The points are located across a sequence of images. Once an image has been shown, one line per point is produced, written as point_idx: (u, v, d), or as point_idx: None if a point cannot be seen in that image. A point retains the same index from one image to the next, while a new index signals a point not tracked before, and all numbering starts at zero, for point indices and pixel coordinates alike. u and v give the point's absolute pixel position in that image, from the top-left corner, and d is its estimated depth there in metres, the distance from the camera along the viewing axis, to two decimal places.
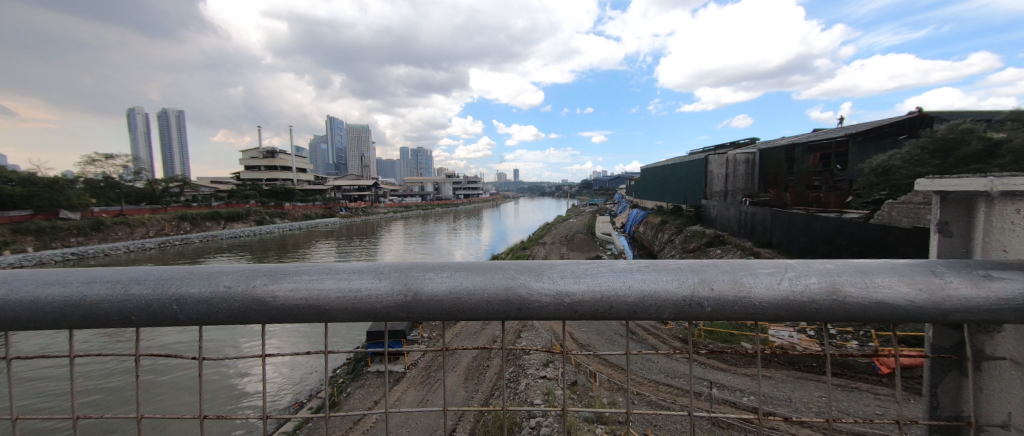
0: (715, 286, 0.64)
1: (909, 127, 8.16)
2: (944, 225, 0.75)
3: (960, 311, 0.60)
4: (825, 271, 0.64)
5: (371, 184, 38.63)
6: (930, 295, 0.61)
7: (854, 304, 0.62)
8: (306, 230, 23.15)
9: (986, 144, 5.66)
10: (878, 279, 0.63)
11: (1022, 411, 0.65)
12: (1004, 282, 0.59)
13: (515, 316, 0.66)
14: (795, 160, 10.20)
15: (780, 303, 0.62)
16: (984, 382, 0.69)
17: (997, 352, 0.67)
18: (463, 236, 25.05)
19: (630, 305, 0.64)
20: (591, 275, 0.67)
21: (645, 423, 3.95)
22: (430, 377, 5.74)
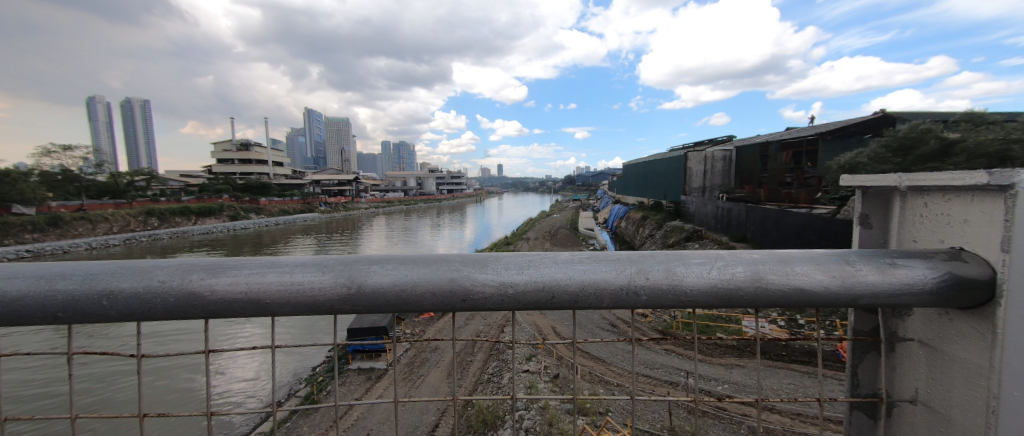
0: (650, 276, 0.67)
1: (873, 127, 8.57)
2: (865, 217, 0.79)
3: (869, 296, 0.64)
4: (751, 260, 0.67)
5: (352, 180, 37.78)
6: (843, 281, 0.64)
7: (774, 290, 0.66)
8: (284, 226, 22.50)
9: (942, 144, 6.03)
10: (796, 267, 0.66)
11: (927, 387, 0.70)
12: (907, 268, 0.64)
13: (461, 307, 0.67)
14: (768, 158, 10.57)
15: (710, 290, 0.66)
16: (895, 361, 0.76)
17: (907, 334, 0.73)
18: (446, 232, 24.89)
19: (571, 295, 0.66)
20: (533, 266, 0.68)
21: (624, 413, 4.07)
22: (412, 373, 5.69)
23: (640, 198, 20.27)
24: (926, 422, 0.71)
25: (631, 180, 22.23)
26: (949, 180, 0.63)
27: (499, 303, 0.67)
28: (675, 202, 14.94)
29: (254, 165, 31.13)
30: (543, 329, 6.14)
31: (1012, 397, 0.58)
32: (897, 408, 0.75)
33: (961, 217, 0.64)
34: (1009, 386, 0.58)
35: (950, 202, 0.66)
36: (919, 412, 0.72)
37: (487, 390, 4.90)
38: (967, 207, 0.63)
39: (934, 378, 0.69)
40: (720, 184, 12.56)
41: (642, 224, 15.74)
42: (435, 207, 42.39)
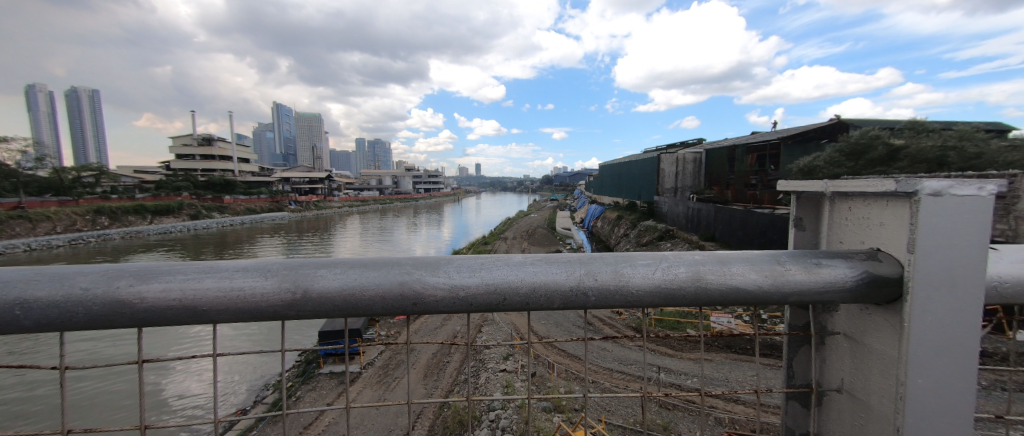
0: (599, 277, 0.69)
1: (829, 133, 9.15)
2: (799, 220, 0.85)
3: (796, 293, 0.69)
4: (692, 261, 0.71)
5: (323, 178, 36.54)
6: (774, 280, 0.69)
7: (713, 289, 0.70)
8: (250, 225, 21.51)
9: (889, 150, 6.60)
10: (733, 266, 0.70)
11: (851, 377, 0.76)
12: (830, 267, 0.69)
13: (412, 310, 0.67)
14: (735, 161, 11.06)
15: (653, 290, 0.69)
16: (825, 353, 0.81)
17: (834, 328, 0.79)
18: (423, 232, 24.55)
19: (522, 296, 0.67)
20: (485, 268, 0.68)
21: (598, 409, 4.14)
22: (387, 376, 5.58)
23: (614, 198, 20.76)
24: (851, 411, 0.76)
25: (607, 180, 22.67)
26: (865, 187, 0.68)
27: (451, 306, 0.67)
28: (648, 202, 15.36)
29: (217, 162, 29.56)
30: (520, 329, 6.19)
31: (914, 384, 0.64)
32: (826, 397, 0.81)
33: (879, 220, 0.69)
34: (914, 373, 0.64)
35: (868, 207, 0.71)
36: (844, 400, 0.78)
37: (464, 391, 4.87)
38: (880, 211, 0.68)
39: (855, 368, 0.75)
40: (690, 185, 12.99)
41: (617, 224, 16.10)
42: (411, 206, 41.76)
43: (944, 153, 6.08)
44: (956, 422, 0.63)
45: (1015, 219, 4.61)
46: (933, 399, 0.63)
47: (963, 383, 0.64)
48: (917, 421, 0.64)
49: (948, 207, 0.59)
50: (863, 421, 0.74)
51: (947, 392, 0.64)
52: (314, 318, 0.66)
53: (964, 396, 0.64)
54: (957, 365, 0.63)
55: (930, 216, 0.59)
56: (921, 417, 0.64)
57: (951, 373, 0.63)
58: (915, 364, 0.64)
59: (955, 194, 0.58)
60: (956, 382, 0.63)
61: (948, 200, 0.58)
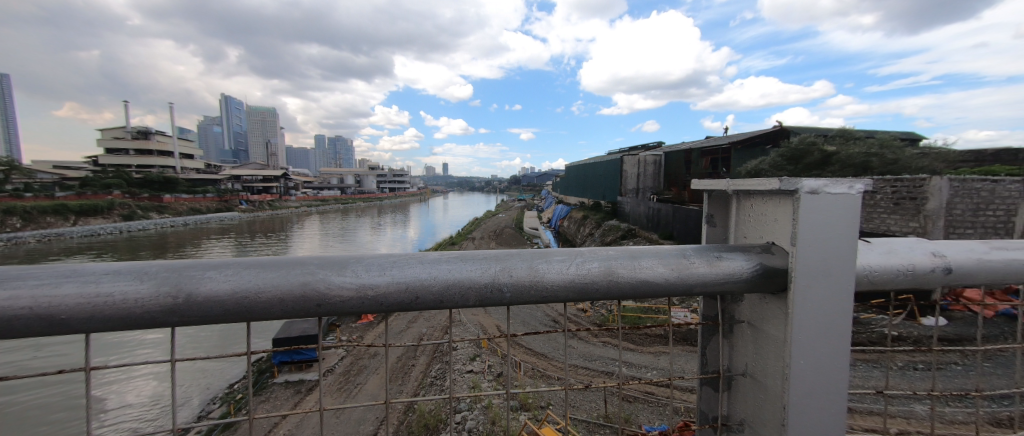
0: (514, 273, 0.68)
1: (774, 138, 9.92)
2: (711, 217, 0.91)
3: (700, 284, 0.73)
4: (605, 256, 0.72)
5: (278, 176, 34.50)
6: (678, 272, 0.72)
7: (624, 283, 0.72)
8: (194, 227, 19.86)
9: (823, 155, 7.30)
10: (642, 261, 0.73)
11: (752, 360, 0.81)
12: (730, 260, 0.73)
13: (315, 312, 0.63)
14: (691, 163, 11.69)
15: (566, 285, 0.69)
16: (731, 340, 0.85)
17: (739, 316, 0.84)
18: (387, 232, 23.87)
19: (435, 294, 0.65)
20: (396, 267, 0.66)
21: (563, 405, 4.22)
22: (348, 382, 5.38)
23: (580, 198, 21.26)
24: (752, 395, 0.81)
25: (573, 181, 23.18)
26: (759, 186, 0.74)
27: (358, 306, 0.64)
28: (612, 202, 15.87)
29: (155, 158, 27.11)
30: (487, 328, 6.17)
31: (796, 363, 0.71)
32: (733, 380, 0.85)
33: (773, 217, 0.75)
34: (796, 354, 0.70)
35: (765, 204, 0.77)
36: (746, 383, 0.83)
37: (430, 394, 4.80)
38: (771, 209, 0.74)
39: (755, 353, 0.80)
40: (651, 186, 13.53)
41: (583, 224, 16.53)
42: (374, 205, 40.42)
43: (869, 159, 6.88)
44: (826, 394, 0.71)
45: (924, 218, 5.22)
46: (810, 377, 0.71)
47: (837, 362, 0.71)
48: (798, 398, 0.71)
49: (824, 205, 0.66)
50: (759, 402, 0.79)
51: (822, 369, 0.71)
52: (203, 323, 0.61)
53: (837, 372, 0.71)
54: (829, 346, 0.71)
55: (809, 212, 0.66)
56: (801, 394, 0.71)
57: (823, 352, 0.70)
58: (797, 346, 0.70)
59: (830, 192, 0.65)
60: (829, 360, 0.71)
61: (823, 197, 0.65)
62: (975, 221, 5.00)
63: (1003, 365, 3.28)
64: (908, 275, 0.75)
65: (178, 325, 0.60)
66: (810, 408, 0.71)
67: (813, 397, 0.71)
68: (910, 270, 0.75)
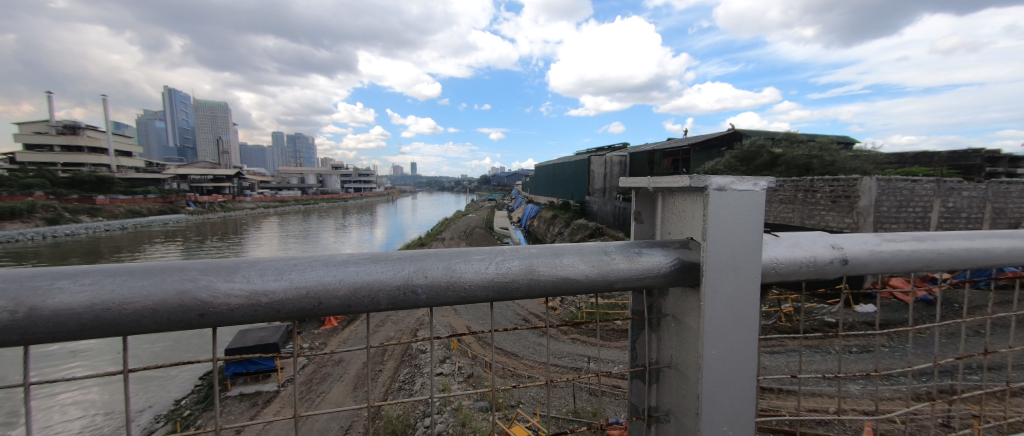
0: (429, 274, 0.60)
1: (728, 141, 10.57)
2: (638, 214, 0.88)
3: (620, 281, 0.70)
4: (526, 254, 0.67)
5: (232, 175, 32.40)
6: (598, 269, 0.68)
7: (544, 281, 0.66)
8: (134, 231, 18.21)
9: (771, 157, 7.93)
10: (564, 258, 0.68)
11: (674, 351, 0.79)
12: (649, 257, 0.71)
13: (197, 323, 0.52)
14: (653, 164, 12.24)
15: (486, 284, 0.63)
16: (657, 333, 0.82)
17: (664, 311, 0.81)
18: (352, 233, 23.07)
19: (341, 299, 0.57)
20: (297, 270, 0.56)
21: (533, 403, 4.26)
22: (310, 392, 5.17)
23: (549, 197, 21.54)
24: (673, 387, 0.79)
25: (542, 181, 23.51)
26: (674, 184, 0.74)
27: (252, 315, 0.54)
28: (580, 202, 16.24)
29: (87, 154, 24.60)
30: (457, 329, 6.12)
31: (708, 353, 0.70)
32: (661, 373, 0.82)
33: (691, 213, 0.73)
34: (709, 344, 0.69)
35: (684, 200, 0.75)
36: (671, 375, 0.80)
37: (398, 399, 4.69)
38: (686, 206, 0.74)
39: (677, 346, 0.78)
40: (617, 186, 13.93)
41: (552, 223, 16.79)
42: (338, 206, 38.91)
43: (810, 160, 7.49)
44: (733, 381, 0.71)
45: (856, 214, 5.74)
46: (721, 366, 0.70)
47: (745, 352, 0.72)
48: (710, 388, 0.70)
49: (732, 201, 0.67)
50: (680, 394, 0.77)
51: (730, 358, 0.71)
52: (57, 340, 0.49)
53: (744, 360, 0.72)
54: (739, 336, 0.71)
55: (719, 208, 0.66)
56: (713, 383, 0.70)
57: (732, 340, 0.70)
58: (709, 336, 0.69)
59: (736, 189, 0.66)
60: (739, 349, 0.71)
61: (730, 193, 0.66)
62: (898, 217, 5.59)
63: (920, 345, 3.67)
64: (810, 266, 0.76)
65: (22, 344, 0.48)
66: (721, 397, 0.71)
67: (723, 386, 0.71)
68: (812, 262, 0.76)
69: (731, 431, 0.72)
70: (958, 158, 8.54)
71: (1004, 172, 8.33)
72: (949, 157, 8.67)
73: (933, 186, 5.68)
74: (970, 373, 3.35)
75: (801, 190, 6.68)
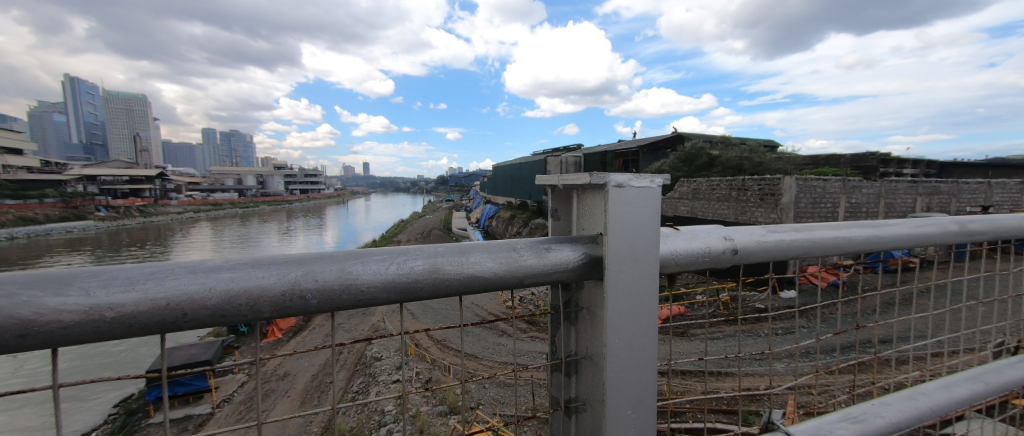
0: (320, 277, 0.48)
1: (672, 143, 11.36)
2: (554, 211, 0.79)
3: (530, 278, 0.61)
4: (432, 252, 0.55)
5: (155, 176, 29.14)
6: (507, 266, 0.59)
7: (450, 281, 0.56)
8: (30, 240, 15.78)
9: (708, 159, 8.87)
10: (471, 256, 0.57)
11: (586, 340, 0.72)
12: (557, 252, 0.63)
13: (20, 346, 0.39)
14: (605, 164, 12.87)
15: (387, 286, 0.52)
16: (572, 326, 0.74)
17: (579, 303, 0.73)
18: (299, 237, 21.77)
19: (211, 308, 0.44)
20: (157, 279, 0.43)
21: (493, 403, 4.27)
22: (250, 411, 4.79)
23: (507, 198, 21.77)
24: (584, 378, 0.73)
25: (500, 182, 23.73)
26: (577, 179, 0.67)
27: (94, 334, 0.41)
28: (537, 201, 16.59)
29: None
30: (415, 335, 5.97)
31: (611, 343, 0.65)
32: (576, 366, 0.75)
33: (597, 206, 0.67)
34: (612, 332, 0.64)
35: (592, 194, 0.68)
36: (585, 368, 0.73)
37: (352, 412, 4.51)
38: (590, 202, 0.68)
39: (590, 337, 0.71)
40: None
41: (510, 222, 17.02)
42: (282, 209, 36.38)
43: (742, 162, 8.33)
44: (637, 366, 0.67)
45: (780, 210, 6.36)
46: (626, 355, 0.66)
47: (648, 340, 0.68)
48: (614, 377, 0.66)
49: (628, 198, 0.63)
50: (590, 384, 0.72)
51: (634, 346, 0.67)
52: None
53: (647, 345, 0.68)
54: (643, 324, 0.67)
55: (614, 205, 0.61)
56: (616, 372, 0.66)
57: (637, 327, 0.66)
58: (612, 326, 0.64)
59: (633, 186, 0.62)
60: (643, 336, 0.67)
61: (627, 190, 0.62)
62: (813, 212, 6.32)
63: (832, 324, 4.16)
64: (705, 256, 0.73)
65: None
66: (624, 385, 0.67)
67: (627, 374, 0.67)
68: (706, 253, 0.73)
69: (635, 418, 0.69)
70: (859, 160, 9.82)
71: (894, 172, 9.71)
72: (852, 159, 9.93)
73: (841, 185, 6.48)
74: (866, 346, 3.87)
75: (734, 189, 7.30)
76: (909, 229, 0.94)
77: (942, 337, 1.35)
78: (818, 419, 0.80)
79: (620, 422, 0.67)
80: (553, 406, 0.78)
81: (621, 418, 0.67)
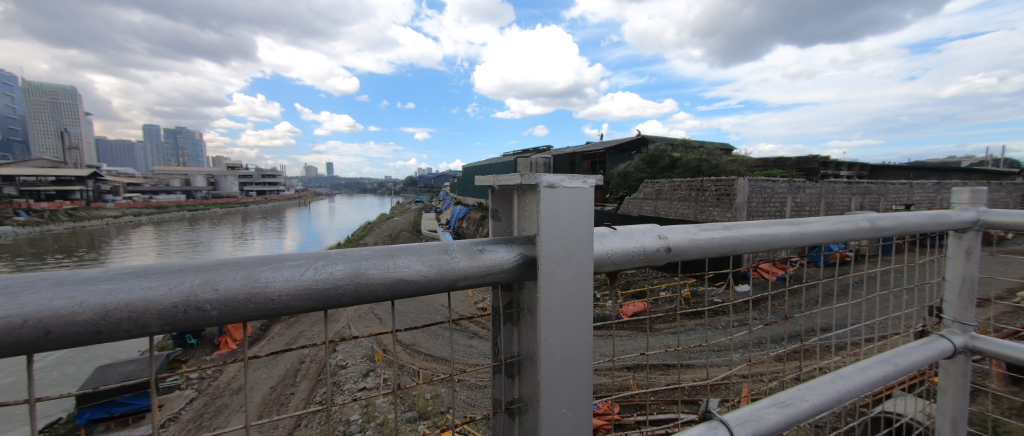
0: (223, 286, 0.42)
1: (636, 146, 11.81)
2: (494, 212, 0.74)
3: (461, 280, 0.56)
4: (354, 256, 0.50)
5: (87, 176, 26.50)
6: (437, 269, 0.54)
7: (376, 286, 0.50)
8: None
9: (670, 161, 9.34)
10: (398, 258, 0.52)
11: (524, 338, 0.66)
12: (491, 253, 0.58)
13: None
14: (574, 166, 13.21)
15: (303, 292, 0.45)
16: (509, 326, 0.69)
17: (516, 303, 0.67)
18: (256, 241, 20.64)
19: (84, 324, 0.37)
20: (14, 293, 0.36)
21: (464, 406, 4.23)
22: (199, 430, 4.46)
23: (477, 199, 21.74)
24: (523, 379, 0.67)
25: (469, 183, 23.64)
26: (510, 180, 0.63)
27: None
28: None
29: None
30: (382, 340, 5.81)
31: (546, 342, 0.61)
32: (516, 368, 0.68)
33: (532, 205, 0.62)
34: (544, 332, 0.60)
35: (527, 193, 0.64)
36: (523, 369, 0.67)
37: (316, 422, 4.36)
38: (525, 202, 0.64)
39: (528, 335, 0.65)
40: None
41: (481, 224, 17.02)
42: (236, 212, 34.23)
43: (700, 164, 8.85)
44: (573, 365, 0.63)
45: (734, 210, 6.76)
46: (561, 354, 0.62)
47: (583, 339, 0.64)
48: (549, 377, 0.61)
49: (560, 199, 0.59)
50: (528, 386, 0.66)
51: (569, 346, 0.63)
52: None
53: (583, 343, 0.64)
54: (578, 323, 0.63)
55: (547, 206, 0.58)
56: (550, 372, 0.61)
57: (572, 324, 0.62)
58: (546, 325, 0.60)
59: (566, 186, 0.59)
60: (579, 334, 0.63)
61: (558, 191, 0.58)
62: (763, 211, 6.77)
63: (782, 314, 4.47)
64: (640, 255, 0.70)
65: None
66: (560, 386, 0.62)
67: (563, 374, 0.63)
68: (641, 251, 0.70)
69: (572, 418, 0.64)
70: (803, 163, 10.63)
71: (832, 174, 10.57)
72: (797, 161, 10.72)
73: (787, 186, 6.98)
74: (808, 334, 4.19)
75: (694, 189, 7.67)
76: (829, 226, 0.97)
77: (862, 325, 1.44)
78: (749, 405, 0.84)
79: (555, 423, 0.62)
80: (494, 409, 0.71)
81: (557, 418, 0.62)
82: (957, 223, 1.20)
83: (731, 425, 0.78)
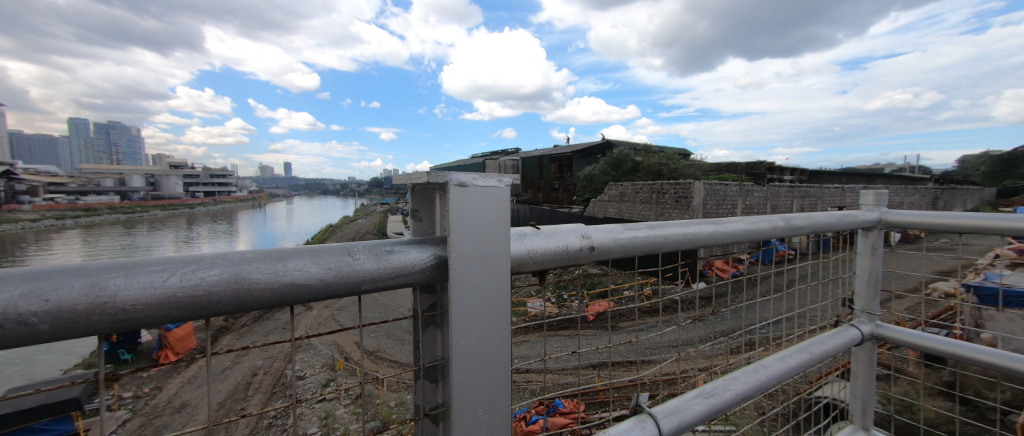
0: (55, 295, 0.34)
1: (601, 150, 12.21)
2: (414, 212, 0.68)
3: (366, 283, 0.50)
4: (236, 259, 0.43)
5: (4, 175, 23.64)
6: (337, 272, 0.47)
7: (260, 292, 0.44)
8: None
9: (633, 165, 9.71)
10: (289, 261, 0.45)
11: (441, 341, 0.62)
12: (401, 253, 0.53)
13: None
14: (542, 169, 13.45)
15: (165, 301, 0.38)
16: (427, 330, 0.63)
17: (433, 304, 0.62)
18: (206, 246, 19.30)
19: None
20: None
21: None
22: None
23: None
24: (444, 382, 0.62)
25: None
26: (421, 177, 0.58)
27: None
28: None
29: None
30: (343, 347, 5.58)
31: (457, 343, 0.57)
32: (434, 376, 0.63)
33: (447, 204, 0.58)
34: (456, 334, 0.57)
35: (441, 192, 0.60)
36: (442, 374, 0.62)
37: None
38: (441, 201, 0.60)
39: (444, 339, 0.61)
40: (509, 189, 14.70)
41: None
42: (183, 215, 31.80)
43: (661, 168, 9.30)
44: (490, 366, 0.60)
45: (691, 211, 7.10)
46: (476, 356, 0.59)
47: (501, 340, 0.61)
48: (461, 381, 0.58)
49: (473, 198, 0.56)
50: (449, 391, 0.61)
51: (485, 348, 0.60)
52: None
53: (501, 344, 0.61)
54: (496, 323, 0.60)
55: (457, 209, 0.54)
56: (463, 375, 0.58)
57: (487, 326, 0.60)
58: (458, 327, 0.57)
59: (478, 185, 0.56)
60: (495, 335, 0.60)
61: (470, 190, 0.55)
62: (718, 212, 7.17)
63: None
64: (563, 254, 0.68)
65: None
66: (477, 388, 0.59)
67: (478, 376, 0.60)
68: (563, 250, 0.68)
69: (489, 421, 0.61)
70: (751, 168, 11.42)
71: (777, 178, 11.42)
72: (746, 167, 11.51)
73: (739, 189, 7.44)
74: None
75: (654, 192, 7.98)
76: (749, 225, 1.01)
77: (781, 318, 1.48)
78: (677, 397, 0.87)
79: (472, 426, 0.59)
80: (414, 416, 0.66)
81: (473, 422, 0.60)
82: (863, 222, 1.30)
83: (658, 418, 0.79)
